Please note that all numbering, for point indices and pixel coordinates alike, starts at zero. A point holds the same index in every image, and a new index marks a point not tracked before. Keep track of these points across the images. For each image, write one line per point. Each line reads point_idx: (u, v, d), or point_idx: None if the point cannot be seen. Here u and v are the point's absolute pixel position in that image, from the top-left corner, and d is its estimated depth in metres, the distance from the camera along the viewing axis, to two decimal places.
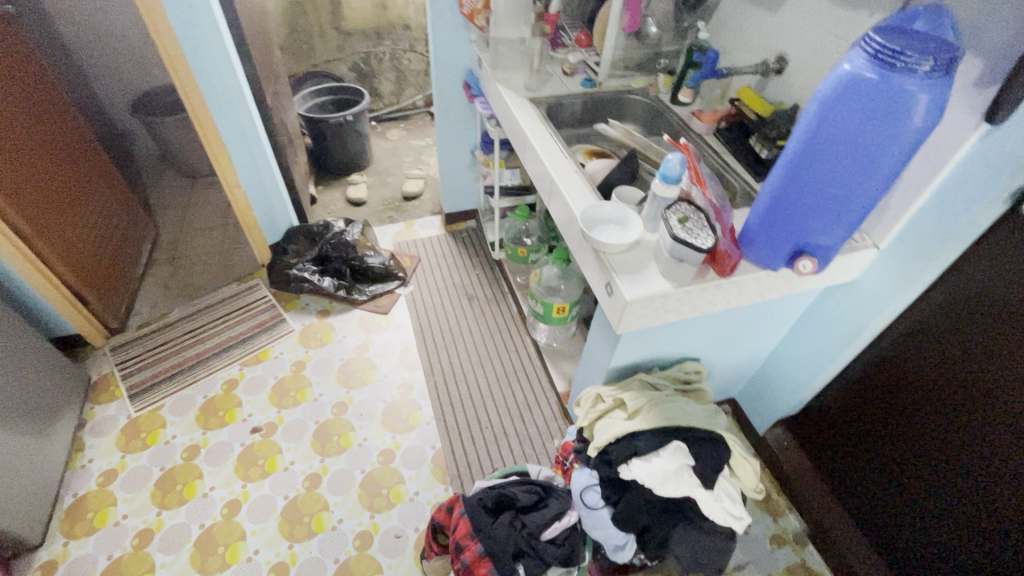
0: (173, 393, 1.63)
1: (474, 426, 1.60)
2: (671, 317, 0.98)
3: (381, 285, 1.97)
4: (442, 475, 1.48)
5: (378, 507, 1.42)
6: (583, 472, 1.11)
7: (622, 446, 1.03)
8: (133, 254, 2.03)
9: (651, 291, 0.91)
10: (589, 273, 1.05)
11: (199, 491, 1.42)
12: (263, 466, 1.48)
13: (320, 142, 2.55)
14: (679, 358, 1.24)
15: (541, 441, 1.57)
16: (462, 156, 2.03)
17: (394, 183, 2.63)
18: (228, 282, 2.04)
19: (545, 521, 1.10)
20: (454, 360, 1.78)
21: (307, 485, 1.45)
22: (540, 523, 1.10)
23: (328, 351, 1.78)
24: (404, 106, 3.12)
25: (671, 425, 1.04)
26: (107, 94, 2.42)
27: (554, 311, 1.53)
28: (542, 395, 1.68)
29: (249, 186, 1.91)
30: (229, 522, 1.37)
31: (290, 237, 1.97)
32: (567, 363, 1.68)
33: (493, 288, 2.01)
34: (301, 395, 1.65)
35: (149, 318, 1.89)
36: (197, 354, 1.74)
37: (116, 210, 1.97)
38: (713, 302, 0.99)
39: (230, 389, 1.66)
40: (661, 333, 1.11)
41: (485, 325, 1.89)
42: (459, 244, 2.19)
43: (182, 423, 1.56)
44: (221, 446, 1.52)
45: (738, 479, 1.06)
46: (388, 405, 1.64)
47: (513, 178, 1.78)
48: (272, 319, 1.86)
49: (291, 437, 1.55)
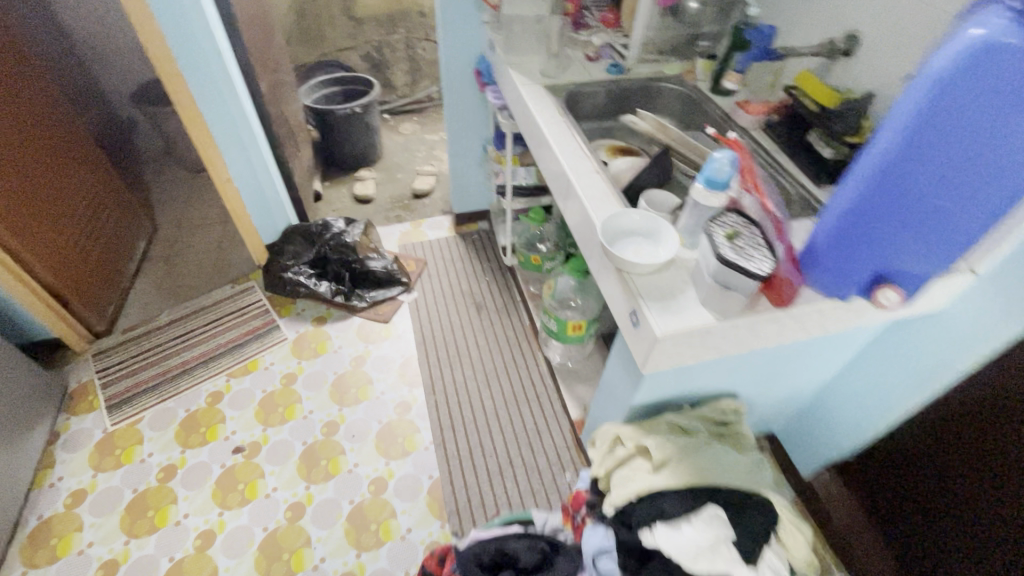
0: (154, 405, 1.51)
1: (476, 454, 1.43)
2: (710, 355, 0.79)
3: (383, 291, 1.82)
4: (439, 511, 1.32)
5: (365, 545, 1.26)
6: (597, 531, 0.92)
7: (646, 508, 0.85)
8: (126, 252, 1.93)
9: (688, 324, 0.72)
10: (609, 295, 0.87)
11: (172, 519, 1.29)
12: (243, 492, 1.34)
13: (327, 136, 2.41)
14: (714, 394, 1.05)
15: (551, 474, 1.39)
16: (474, 152, 1.86)
17: (404, 180, 2.48)
18: (222, 283, 1.91)
19: None
20: (458, 377, 1.61)
21: (289, 516, 1.30)
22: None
23: (322, 363, 1.64)
24: (418, 99, 2.97)
25: (707, 485, 0.85)
26: (109, 83, 2.32)
27: (570, 329, 1.35)
28: (554, 421, 1.50)
29: (242, 183, 1.77)
30: (201, 556, 1.23)
31: (285, 239, 1.81)
32: (583, 385, 1.50)
33: (504, 296, 1.84)
34: (290, 411, 1.51)
35: (136, 321, 1.77)
36: (183, 362, 1.62)
37: (105, 203, 1.85)
38: (764, 336, 0.79)
39: (214, 402, 1.52)
40: (697, 368, 0.92)
41: (493, 338, 1.72)
42: (469, 247, 2.02)
43: (160, 440, 1.43)
44: (200, 467, 1.39)
45: (786, 549, 0.87)
46: (383, 427, 1.49)
47: (526, 177, 1.62)
48: (265, 325, 1.73)
49: (275, 460, 1.41)
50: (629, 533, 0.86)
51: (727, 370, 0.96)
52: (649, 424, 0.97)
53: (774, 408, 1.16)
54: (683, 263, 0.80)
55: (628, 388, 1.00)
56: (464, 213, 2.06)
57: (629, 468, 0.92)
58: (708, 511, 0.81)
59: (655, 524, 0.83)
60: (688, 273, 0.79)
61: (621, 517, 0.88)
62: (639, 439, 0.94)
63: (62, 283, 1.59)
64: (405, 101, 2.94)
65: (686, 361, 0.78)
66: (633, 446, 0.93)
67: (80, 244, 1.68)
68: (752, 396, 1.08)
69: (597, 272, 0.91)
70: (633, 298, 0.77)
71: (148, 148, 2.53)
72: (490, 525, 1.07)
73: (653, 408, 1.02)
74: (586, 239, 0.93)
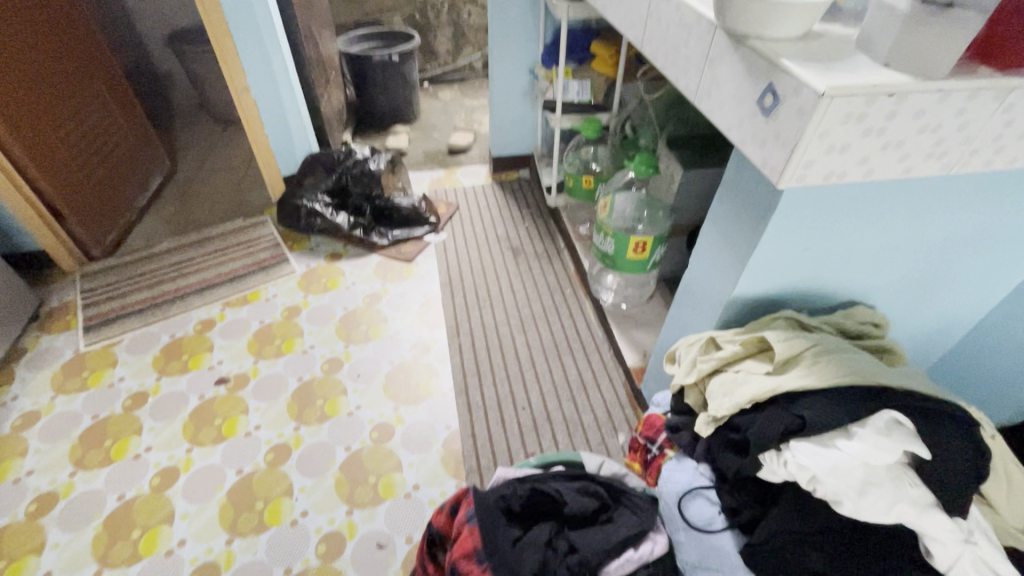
0: (136, 329, 1.31)
1: (505, 405, 1.15)
2: (882, 165, 0.50)
3: (405, 230, 1.60)
4: (455, 466, 1.04)
5: (359, 500, 0.98)
6: (685, 467, 0.66)
7: (770, 416, 0.55)
8: (140, 182, 1.78)
9: (868, 81, 0.44)
10: (716, 105, 0.60)
11: (131, 451, 1.06)
12: (219, 428, 1.10)
13: (361, 88, 2.25)
14: (846, 299, 0.74)
15: (599, 434, 1.09)
16: (518, 80, 1.63)
17: (440, 137, 2.29)
18: (234, 218, 1.73)
19: (610, 548, 0.61)
20: (487, 321, 1.35)
21: (270, 459, 1.05)
22: (598, 548, 0.61)
23: (331, 298, 1.40)
24: (460, 67, 2.80)
25: (874, 386, 0.54)
26: (144, 28, 2.25)
27: (630, 250, 1.06)
28: (603, 374, 1.20)
29: (262, 99, 1.55)
30: (156, 497, 0.98)
31: (305, 170, 1.61)
32: (641, 332, 1.21)
33: (545, 242, 1.58)
34: (287, 345, 1.27)
35: (137, 250, 1.61)
36: (176, 289, 1.42)
37: (121, 123, 1.68)
38: (971, 142, 0.50)
39: (203, 330, 1.31)
40: (838, 231, 0.62)
41: (531, 283, 1.45)
42: (508, 194, 1.78)
43: (134, 365, 1.22)
44: (175, 396, 1.16)
45: (993, 509, 0.55)
46: (395, 368, 1.23)
47: (581, 93, 1.34)
48: (272, 258, 1.52)
49: (263, 395, 1.16)
50: (743, 459, 0.56)
51: (878, 246, 0.66)
52: (757, 324, 0.69)
53: (921, 339, 0.83)
54: (837, 34, 0.53)
55: (725, 274, 0.71)
56: (504, 158, 1.83)
57: (736, 371, 0.62)
58: (884, 416, 0.50)
59: (789, 439, 0.53)
60: (853, 40, 0.51)
61: (729, 434, 0.59)
62: (750, 334, 0.64)
63: (55, 190, 1.41)
64: (446, 69, 2.78)
65: (844, 173, 0.50)
66: (740, 343, 0.63)
67: (85, 157, 1.52)
68: (898, 311, 0.77)
69: (696, 83, 0.63)
70: (766, 64, 0.50)
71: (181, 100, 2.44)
72: (525, 463, 0.78)
73: (759, 307, 0.72)
74: (677, 48, 0.67)
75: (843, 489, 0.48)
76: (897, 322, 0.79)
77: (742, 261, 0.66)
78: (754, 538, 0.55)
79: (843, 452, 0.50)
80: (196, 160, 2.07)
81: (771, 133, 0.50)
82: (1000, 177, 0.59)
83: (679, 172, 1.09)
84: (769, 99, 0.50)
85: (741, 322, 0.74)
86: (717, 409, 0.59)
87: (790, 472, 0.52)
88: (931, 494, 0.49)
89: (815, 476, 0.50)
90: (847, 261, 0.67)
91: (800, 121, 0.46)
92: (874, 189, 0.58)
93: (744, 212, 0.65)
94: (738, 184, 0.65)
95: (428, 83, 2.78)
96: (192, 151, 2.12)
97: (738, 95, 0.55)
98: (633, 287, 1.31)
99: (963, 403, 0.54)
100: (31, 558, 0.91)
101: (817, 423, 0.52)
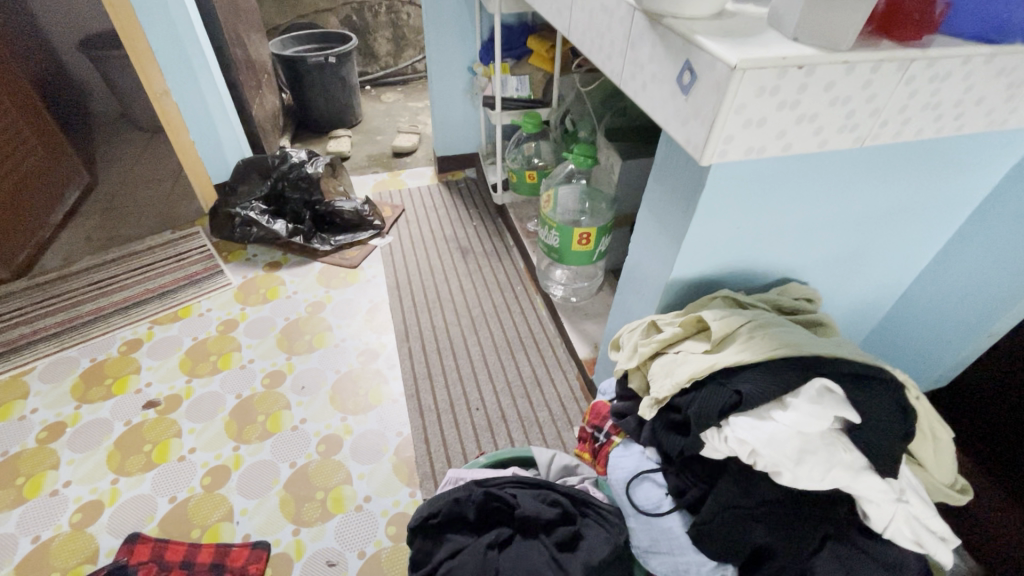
0: (51, 355, 1.20)
1: (459, 407, 1.12)
2: (799, 139, 0.51)
3: (349, 235, 1.55)
4: (408, 473, 1.00)
5: (307, 518, 0.93)
6: (632, 451, 0.65)
7: (708, 394, 0.54)
8: (53, 197, 1.65)
9: (778, 53, 0.45)
10: (640, 86, 0.59)
11: (48, 488, 0.96)
12: (149, 454, 1.02)
13: (298, 92, 2.17)
14: (780, 277, 0.76)
15: (555, 429, 1.08)
16: (457, 78, 1.61)
17: (384, 140, 2.23)
18: (162, 231, 1.62)
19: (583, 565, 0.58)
20: (437, 323, 1.31)
21: (207, 483, 0.98)
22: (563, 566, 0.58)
23: (271, 309, 1.33)
24: (402, 69, 2.75)
25: (809, 356, 0.55)
26: (53, 33, 2.08)
27: (576, 242, 1.06)
28: (557, 368, 1.20)
29: (184, 103, 1.45)
30: (78, 535, 0.90)
31: (238, 175, 1.52)
32: (592, 323, 1.20)
33: (494, 241, 1.56)
34: (224, 361, 1.20)
35: (52, 270, 1.48)
36: (97, 309, 1.32)
37: (23, 129, 1.52)
38: (878, 114, 0.52)
39: (129, 351, 1.21)
40: (766, 207, 0.63)
41: (481, 283, 1.43)
42: (455, 194, 1.76)
43: (50, 394, 1.12)
44: (98, 424, 1.07)
45: (924, 469, 0.57)
46: (341, 377, 1.17)
47: (520, 88, 1.34)
48: (205, 270, 1.44)
49: (198, 416, 1.09)
50: (686, 439, 0.56)
51: (805, 222, 0.67)
52: (695, 304, 0.70)
53: (852, 312, 0.87)
54: (750, 13, 0.53)
55: (662, 258, 0.71)
56: (448, 158, 1.80)
57: (676, 352, 0.62)
58: (815, 385, 0.51)
59: (728, 416, 0.53)
60: (765, 18, 0.52)
61: (671, 415, 0.59)
62: (689, 315, 0.64)
63: None
64: (388, 72, 2.72)
65: (764, 148, 0.51)
66: (680, 324, 0.63)
67: None
68: (829, 286, 0.79)
69: (620, 68, 0.63)
70: (683, 41, 0.49)
71: (102, 110, 2.28)
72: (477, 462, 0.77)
73: (696, 288, 0.72)
74: (601, 33, 0.66)
75: (781, 460, 0.49)
76: (830, 297, 0.81)
77: (677, 242, 0.66)
78: (699, 514, 0.55)
79: (779, 424, 0.51)
80: (119, 172, 1.93)
81: (691, 110, 0.50)
82: (910, 149, 0.62)
83: (619, 162, 1.08)
84: (688, 76, 0.50)
85: (681, 304, 0.75)
86: (659, 390, 0.59)
87: (730, 447, 0.52)
88: (863, 458, 0.49)
89: (753, 449, 0.50)
90: (777, 238, 0.69)
91: (717, 96, 0.46)
92: (796, 165, 0.59)
93: (675, 194, 0.65)
94: (668, 166, 0.65)
95: (370, 86, 2.72)
96: (115, 163, 1.98)
97: (659, 74, 0.55)
98: (583, 279, 1.31)
99: (889, 366, 0.55)
100: None
101: (755, 397, 0.52)
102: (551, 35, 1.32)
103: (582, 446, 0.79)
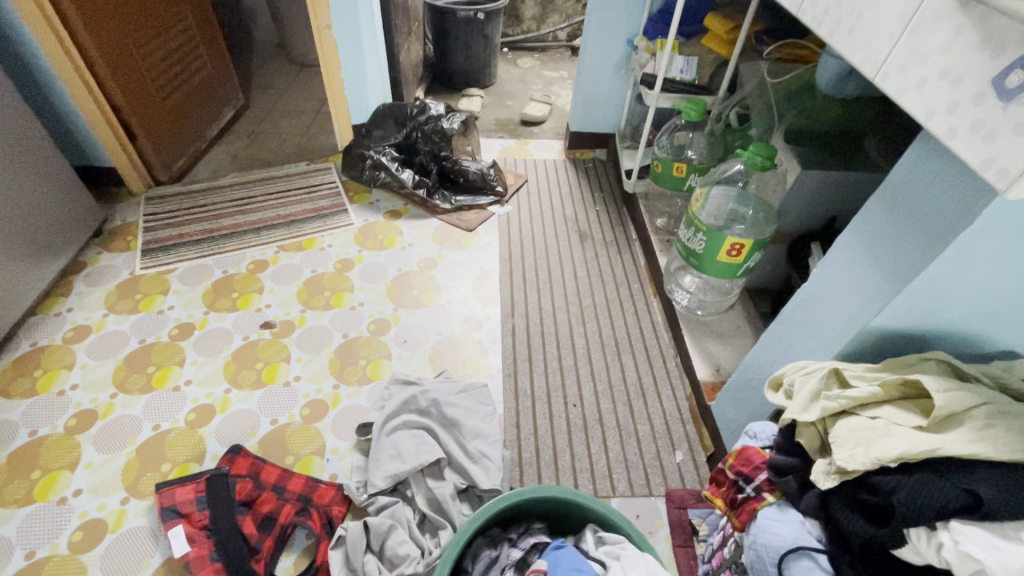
0: (191, 260, 1.29)
1: (556, 399, 1.06)
2: None
3: (469, 198, 1.52)
4: (488, 393, 1.01)
5: (330, 450, 0.96)
6: (788, 518, 0.55)
7: (923, 483, 0.43)
8: (212, 113, 1.75)
9: None
10: (912, 83, 0.47)
11: (171, 383, 1.04)
12: (260, 372, 1.06)
13: (441, 45, 2.16)
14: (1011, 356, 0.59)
15: (656, 449, 0.98)
16: (612, 50, 1.49)
17: (515, 105, 2.18)
18: (298, 161, 1.69)
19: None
20: (544, 305, 1.25)
21: (305, 414, 1.00)
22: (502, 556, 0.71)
23: (386, 257, 1.34)
24: (543, 36, 2.66)
25: None
26: None
27: (723, 252, 0.94)
28: (665, 383, 1.10)
29: (341, 37, 1.46)
30: (190, 434, 0.96)
31: (376, 119, 1.53)
32: (716, 342, 1.08)
33: (615, 230, 1.47)
34: (337, 298, 1.23)
35: (201, 180, 1.59)
36: (233, 224, 1.40)
37: (199, 44, 1.62)
38: None
39: (255, 270, 1.28)
40: None
41: (597, 273, 1.34)
42: (581, 173, 1.68)
43: (185, 295, 1.20)
44: (220, 333, 1.13)
45: None
46: (443, 339, 1.15)
47: (685, 70, 1.20)
48: (332, 207, 1.47)
49: (306, 345, 1.12)
50: (880, 530, 0.45)
51: None
52: (898, 361, 0.55)
53: None
54: None
55: (867, 295, 0.58)
56: (582, 134, 1.70)
57: (871, 417, 0.50)
58: None
59: (949, 518, 0.42)
60: None
61: (858, 491, 0.48)
62: (891, 374, 0.51)
63: (125, 102, 1.38)
64: (529, 36, 2.64)
65: None
66: (878, 384, 0.51)
67: (160, 77, 1.48)
68: None
69: (885, 54, 0.50)
70: (1018, 26, 0.37)
71: (263, 38, 2.41)
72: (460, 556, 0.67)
73: (901, 341, 0.59)
74: (859, 10, 0.54)
75: None
76: None
77: (899, 281, 0.53)
78: None
79: None
80: (269, 98, 2.04)
81: (1009, 123, 0.38)
82: None
83: (795, 171, 0.93)
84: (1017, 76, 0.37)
85: (872, 358, 0.62)
86: (847, 461, 0.48)
87: (943, 559, 0.41)
88: None
89: (982, 570, 0.39)
90: None
91: None
92: None
93: (913, 224, 0.52)
94: (910, 188, 0.52)
95: (508, 49, 2.66)
96: (266, 89, 2.09)
97: (958, 68, 0.42)
98: (714, 292, 1.17)
99: None
100: (64, 474, 0.90)
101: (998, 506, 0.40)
102: (733, 15, 1.17)
103: (713, 489, 0.70)
